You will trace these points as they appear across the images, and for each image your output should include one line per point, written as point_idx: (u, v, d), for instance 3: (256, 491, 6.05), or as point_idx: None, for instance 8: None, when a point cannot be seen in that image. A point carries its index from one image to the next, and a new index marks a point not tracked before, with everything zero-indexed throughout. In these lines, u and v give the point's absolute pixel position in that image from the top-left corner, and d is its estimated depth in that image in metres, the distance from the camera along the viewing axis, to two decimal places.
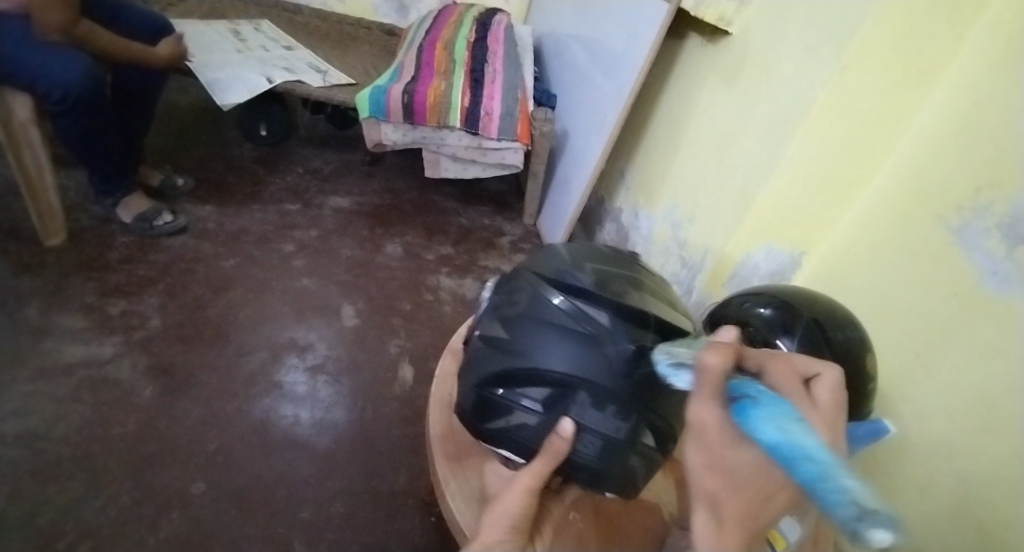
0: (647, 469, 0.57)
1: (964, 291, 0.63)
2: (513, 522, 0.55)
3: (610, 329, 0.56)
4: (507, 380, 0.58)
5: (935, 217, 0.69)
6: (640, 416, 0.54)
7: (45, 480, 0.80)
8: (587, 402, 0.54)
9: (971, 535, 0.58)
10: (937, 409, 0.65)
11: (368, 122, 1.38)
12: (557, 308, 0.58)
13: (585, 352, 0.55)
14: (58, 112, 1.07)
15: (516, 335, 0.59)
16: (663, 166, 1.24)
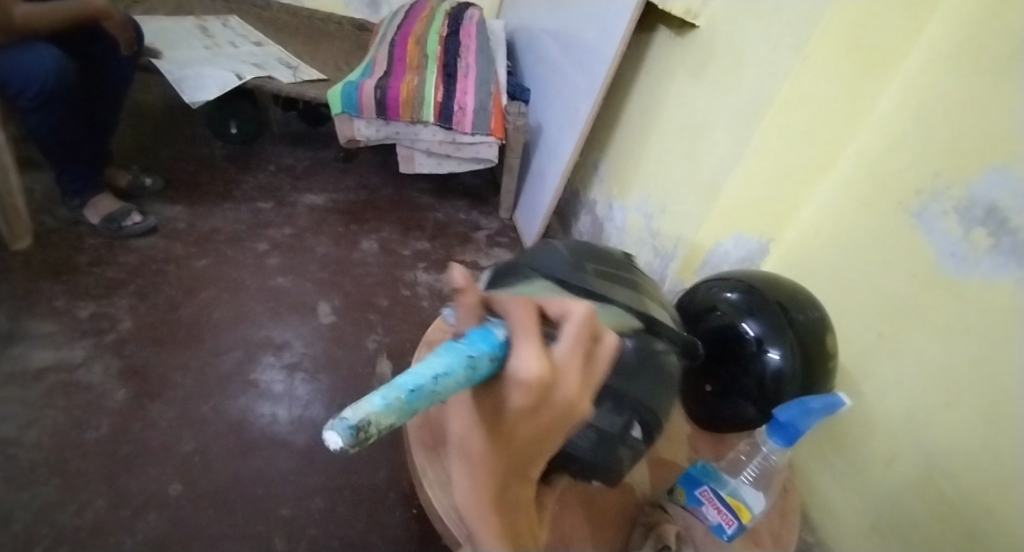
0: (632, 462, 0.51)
1: (922, 272, 0.67)
2: None
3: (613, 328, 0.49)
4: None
5: (896, 201, 0.72)
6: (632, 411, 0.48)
7: (16, 487, 0.79)
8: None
9: (933, 501, 0.62)
10: (900, 383, 0.68)
11: (341, 117, 1.37)
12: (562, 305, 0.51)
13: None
14: (30, 108, 1.05)
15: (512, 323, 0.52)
16: (635, 158, 1.27)
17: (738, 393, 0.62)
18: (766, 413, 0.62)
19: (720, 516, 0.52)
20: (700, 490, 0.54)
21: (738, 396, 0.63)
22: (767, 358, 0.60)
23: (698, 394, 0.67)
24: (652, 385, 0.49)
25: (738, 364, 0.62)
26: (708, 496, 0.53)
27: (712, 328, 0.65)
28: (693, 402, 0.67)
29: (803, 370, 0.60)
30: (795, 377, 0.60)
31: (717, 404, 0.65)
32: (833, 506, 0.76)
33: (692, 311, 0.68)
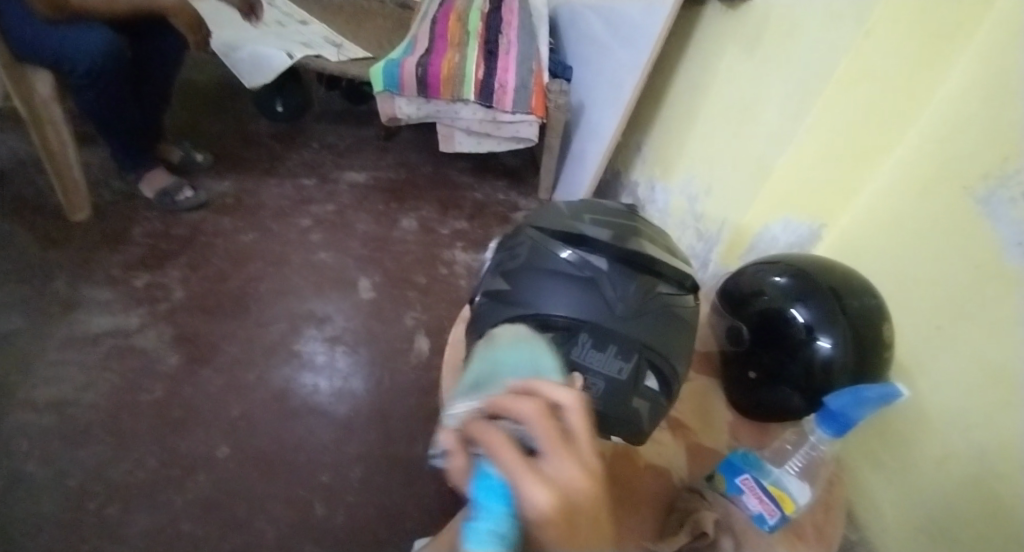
0: (652, 414, 0.54)
1: (986, 264, 0.61)
2: None
3: (609, 273, 0.54)
4: (511, 327, 0.54)
5: (962, 186, 0.66)
6: (642, 354, 0.51)
7: (75, 444, 0.86)
8: (590, 344, 0.51)
9: (984, 499, 0.58)
10: (958, 379, 0.63)
11: (383, 95, 1.37)
12: (566, 257, 0.56)
13: (592, 296, 0.53)
14: (83, 84, 1.09)
15: (526, 286, 0.55)
16: (681, 136, 1.21)
17: (784, 380, 0.59)
18: (814, 402, 0.58)
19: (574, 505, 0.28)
20: (741, 478, 0.50)
21: (784, 384, 0.59)
22: (817, 346, 0.56)
23: (742, 379, 0.64)
24: (663, 333, 0.53)
25: (785, 351, 0.59)
26: (749, 485, 0.49)
27: (759, 312, 0.62)
28: (738, 387, 0.65)
29: (856, 358, 0.55)
30: (846, 367, 0.55)
31: (763, 392, 0.62)
32: (880, 501, 0.74)
33: (737, 295, 0.65)
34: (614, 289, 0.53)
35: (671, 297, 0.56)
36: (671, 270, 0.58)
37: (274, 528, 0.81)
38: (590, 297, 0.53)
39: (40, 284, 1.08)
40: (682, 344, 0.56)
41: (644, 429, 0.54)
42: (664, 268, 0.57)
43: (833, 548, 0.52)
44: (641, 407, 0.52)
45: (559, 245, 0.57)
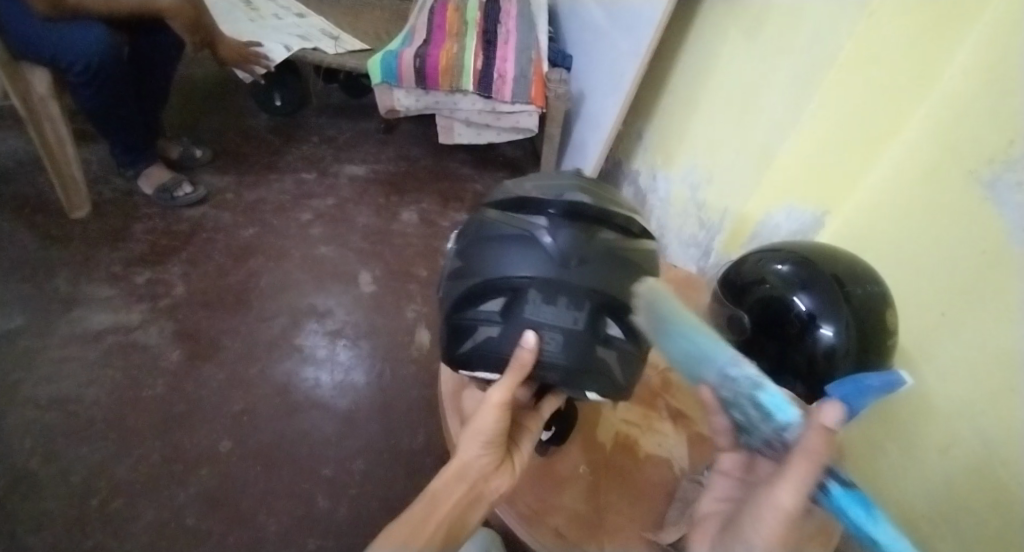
0: (628, 366, 0.48)
1: (992, 251, 0.59)
2: (488, 438, 0.43)
3: (551, 224, 0.49)
4: (463, 300, 0.50)
5: (966, 170, 0.63)
6: (595, 300, 0.45)
7: (80, 441, 0.88)
8: (539, 298, 0.45)
9: (987, 488, 0.58)
10: (960, 366, 0.63)
11: (381, 88, 1.36)
12: (502, 222, 0.51)
13: (533, 250, 0.47)
14: (80, 83, 1.09)
15: (471, 257, 0.50)
16: (682, 124, 1.20)
17: (786, 369, 0.59)
18: (816, 390, 0.58)
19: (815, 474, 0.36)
20: None
21: (786, 372, 0.59)
22: (818, 335, 0.56)
23: None
24: (621, 276, 0.47)
25: (787, 340, 0.58)
26: None
27: (759, 300, 0.61)
28: None
29: (858, 347, 0.55)
30: (849, 355, 0.55)
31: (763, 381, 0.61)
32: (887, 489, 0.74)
33: (738, 283, 0.64)
34: (554, 238, 0.47)
35: (620, 243, 0.50)
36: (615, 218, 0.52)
37: (277, 521, 0.83)
38: (531, 252, 0.47)
39: (42, 281, 1.09)
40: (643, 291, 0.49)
41: (621, 380, 0.48)
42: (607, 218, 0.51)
43: None
44: (608, 358, 0.46)
45: (498, 213, 0.53)
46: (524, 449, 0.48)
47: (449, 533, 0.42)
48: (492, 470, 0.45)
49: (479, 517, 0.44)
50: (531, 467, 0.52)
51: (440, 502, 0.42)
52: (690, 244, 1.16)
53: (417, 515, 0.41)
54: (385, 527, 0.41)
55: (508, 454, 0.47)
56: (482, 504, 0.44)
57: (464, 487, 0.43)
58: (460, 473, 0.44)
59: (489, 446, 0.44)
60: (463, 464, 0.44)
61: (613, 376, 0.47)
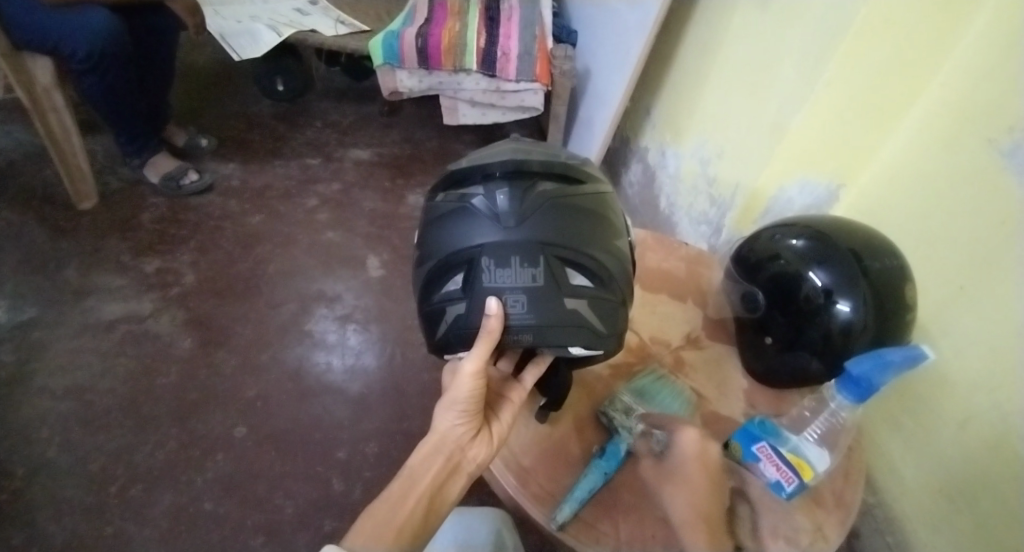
0: (600, 312, 0.46)
1: (1011, 222, 0.57)
2: (463, 409, 0.45)
3: (486, 188, 0.46)
4: (426, 287, 0.47)
5: (986, 140, 0.60)
6: (549, 253, 0.44)
7: (95, 429, 0.90)
8: (494, 264, 0.43)
9: (1004, 463, 0.57)
10: (979, 341, 0.61)
11: (383, 69, 1.34)
12: (440, 201, 0.48)
13: (473, 218, 0.44)
14: (82, 70, 1.08)
15: (423, 243, 0.48)
16: (691, 97, 1.16)
17: (803, 345, 0.58)
18: (833, 368, 0.56)
19: (778, 473, 0.47)
20: (758, 446, 0.49)
21: (802, 349, 0.58)
22: (835, 311, 0.54)
23: (757, 345, 0.62)
24: (566, 222, 0.45)
25: (802, 315, 0.57)
26: (766, 453, 0.48)
27: (772, 277, 0.60)
28: (749, 355, 0.63)
29: (877, 322, 0.53)
30: (867, 331, 0.53)
31: (778, 357, 0.60)
32: (905, 463, 0.74)
33: (752, 259, 0.63)
34: (492, 199, 0.45)
35: (559, 190, 0.46)
36: (550, 164, 0.48)
37: (293, 504, 0.85)
38: (473, 220, 0.44)
39: (53, 273, 1.10)
40: (601, 233, 0.47)
41: (600, 327, 0.46)
42: (539, 166, 0.48)
43: (853, 514, 0.50)
44: (580, 309, 0.45)
45: (436, 195, 0.50)
46: (502, 420, 0.49)
47: (431, 508, 0.42)
48: (469, 441, 0.46)
49: (458, 490, 0.45)
50: (544, 445, 0.52)
51: (417, 479, 0.43)
52: (701, 221, 1.14)
53: (398, 492, 0.41)
54: (363, 513, 0.40)
55: (485, 424, 0.48)
56: (459, 475, 0.45)
57: (441, 460, 0.44)
58: (437, 446, 0.45)
59: (465, 415, 0.45)
60: (441, 437, 0.46)
61: (590, 324, 0.45)
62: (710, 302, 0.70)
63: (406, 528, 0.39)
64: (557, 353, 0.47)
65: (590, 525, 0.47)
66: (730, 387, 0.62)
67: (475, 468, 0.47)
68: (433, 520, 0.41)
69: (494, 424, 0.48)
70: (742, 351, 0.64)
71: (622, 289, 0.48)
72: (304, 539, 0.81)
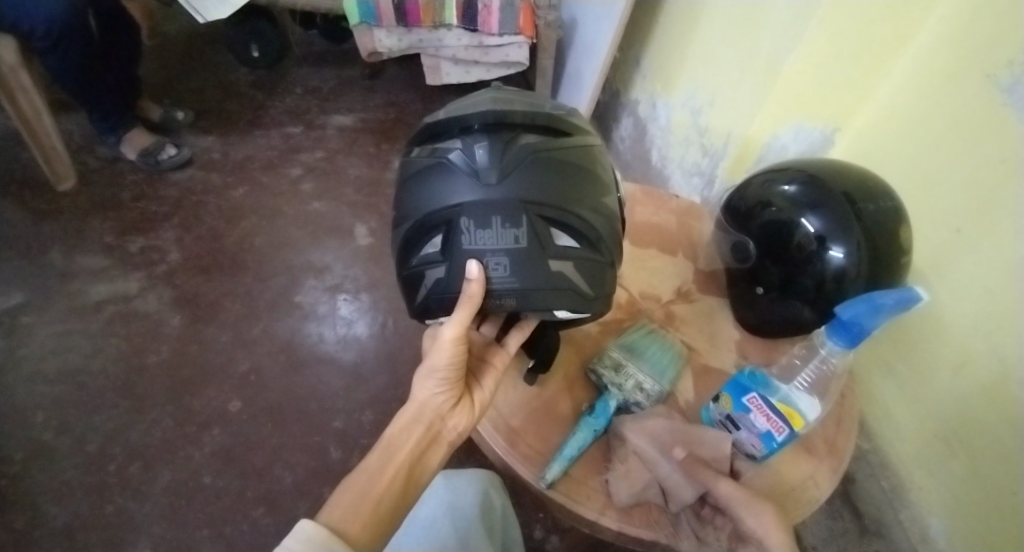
0: (587, 275, 0.43)
1: (1012, 159, 0.54)
2: (443, 376, 0.44)
3: (465, 141, 0.41)
4: (404, 249, 0.44)
5: (984, 75, 0.57)
6: (533, 212, 0.40)
7: (92, 410, 0.90)
8: (473, 225, 0.39)
9: (998, 406, 0.58)
10: (974, 282, 0.60)
11: (360, 28, 1.28)
12: (416, 154, 0.44)
13: (451, 175, 0.40)
14: (43, 49, 1.03)
15: (399, 201, 0.44)
16: (680, 43, 1.10)
17: (795, 294, 0.56)
18: (826, 315, 0.56)
19: (769, 423, 0.45)
20: (748, 398, 0.47)
21: (794, 297, 0.57)
22: (828, 257, 0.53)
23: (748, 296, 0.61)
24: (551, 179, 0.41)
25: (793, 263, 0.56)
26: (756, 404, 0.46)
27: (764, 225, 0.58)
28: (741, 306, 0.62)
29: (871, 267, 0.52)
30: (860, 277, 0.52)
31: (770, 306, 0.59)
32: (897, 408, 0.75)
33: (742, 208, 0.61)
34: (471, 153, 0.40)
35: (544, 142, 0.42)
36: (536, 114, 0.44)
37: (293, 473, 0.86)
38: (451, 177, 0.40)
39: (35, 257, 1.08)
40: (590, 190, 0.43)
41: (587, 290, 0.43)
42: (521, 114, 0.43)
43: (845, 460, 0.51)
44: (566, 272, 0.42)
45: (412, 148, 0.46)
46: (485, 387, 0.49)
47: (410, 477, 0.41)
48: (450, 409, 0.46)
49: (440, 457, 0.45)
50: (529, 404, 0.52)
51: (397, 447, 0.42)
52: (693, 173, 1.11)
53: (376, 463, 0.40)
54: (341, 483, 0.39)
55: (467, 392, 0.47)
56: (439, 443, 0.45)
57: (421, 428, 0.44)
58: (417, 415, 0.45)
59: (445, 383, 0.45)
60: (420, 405, 0.45)
61: (576, 287, 0.42)
62: (701, 254, 0.68)
63: (385, 499, 0.38)
64: (543, 316, 0.45)
65: (578, 482, 0.47)
66: (721, 340, 0.61)
67: (457, 436, 0.47)
68: (414, 487, 0.41)
69: (477, 392, 0.48)
70: (734, 302, 0.63)
71: (610, 251, 0.45)
72: (305, 507, 0.84)
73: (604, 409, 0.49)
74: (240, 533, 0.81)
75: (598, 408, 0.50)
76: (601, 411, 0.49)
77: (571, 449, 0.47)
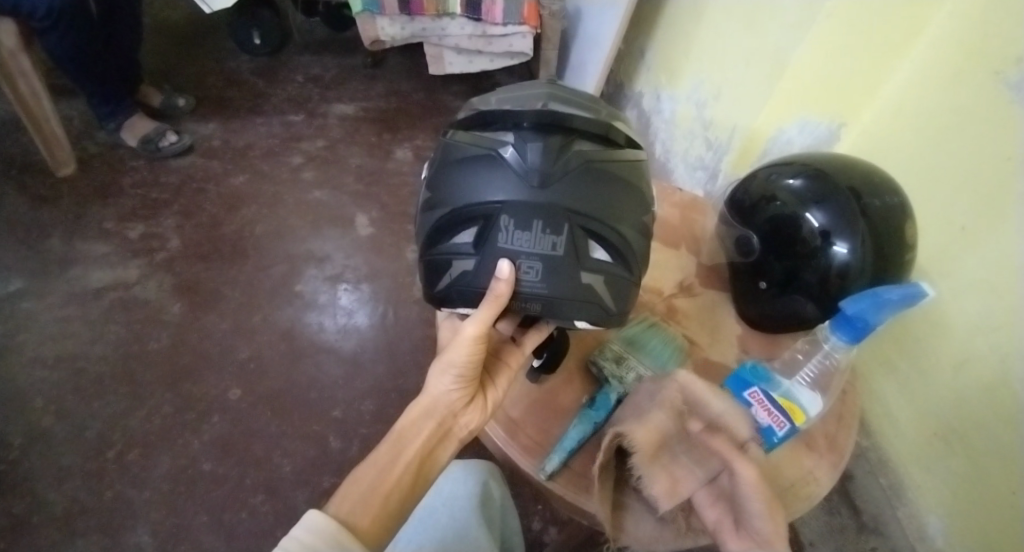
0: (618, 291, 0.42)
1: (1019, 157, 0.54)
2: (460, 373, 0.43)
3: (519, 136, 0.39)
4: (433, 236, 0.42)
5: (993, 72, 0.57)
6: (576, 222, 0.38)
7: (92, 397, 0.90)
8: (513, 225, 0.37)
9: (998, 406, 0.58)
10: (978, 281, 0.60)
11: (363, 16, 1.26)
12: (462, 140, 0.41)
13: (498, 170, 0.38)
14: (43, 29, 1.01)
15: (435, 185, 0.42)
16: (687, 35, 1.09)
17: (797, 289, 0.56)
18: (828, 310, 0.55)
19: (770, 418, 0.45)
20: (749, 392, 0.47)
21: (798, 293, 0.56)
22: (832, 253, 0.52)
23: (751, 291, 0.60)
24: (597, 190, 0.39)
25: (798, 259, 0.56)
26: (758, 398, 0.46)
27: (768, 220, 0.57)
28: (744, 300, 0.61)
29: (875, 263, 0.52)
30: (864, 273, 0.52)
31: (773, 301, 0.58)
32: (896, 404, 0.75)
33: (747, 202, 0.60)
34: (522, 150, 0.38)
35: (598, 151, 0.40)
36: (594, 122, 0.41)
37: (292, 462, 0.87)
38: (498, 171, 0.38)
39: (34, 242, 1.08)
40: (634, 208, 0.41)
41: (613, 306, 0.42)
42: (581, 120, 0.41)
43: (844, 457, 0.50)
44: (597, 285, 0.40)
45: (458, 131, 0.43)
46: (498, 386, 0.48)
47: (419, 472, 0.41)
48: (463, 407, 0.46)
49: (449, 454, 0.44)
50: (537, 401, 0.51)
51: (408, 441, 0.42)
52: (697, 167, 1.10)
53: (386, 456, 0.40)
54: (351, 474, 0.38)
55: (481, 391, 0.47)
56: (449, 440, 0.45)
57: (432, 424, 0.44)
58: (429, 410, 0.44)
59: (460, 381, 0.44)
60: (434, 400, 0.45)
61: (604, 302, 0.41)
62: (704, 248, 0.68)
63: (394, 494, 0.38)
64: (564, 324, 0.44)
65: (577, 475, 0.47)
66: (723, 335, 0.61)
67: (468, 434, 0.46)
68: (422, 483, 0.41)
69: (489, 386, 0.48)
70: (737, 296, 0.63)
71: (642, 270, 0.44)
72: (305, 495, 0.84)
73: (603, 401, 0.49)
74: (240, 520, 0.81)
75: (597, 401, 0.49)
76: (600, 403, 0.49)
77: (569, 442, 0.47)
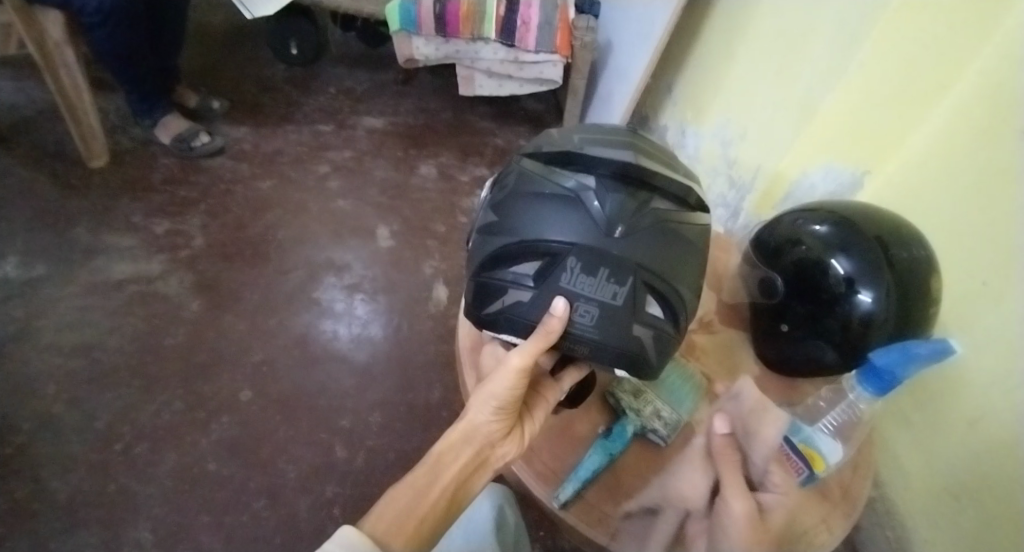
0: (662, 350, 0.42)
1: None
2: (500, 405, 0.42)
3: (602, 184, 0.40)
4: (492, 260, 0.43)
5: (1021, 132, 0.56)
6: (640, 277, 0.39)
7: (104, 387, 0.91)
8: (578, 267, 0.38)
9: (1014, 468, 0.56)
10: (999, 339, 0.59)
11: (399, 35, 1.30)
12: (543, 177, 0.43)
13: (576, 213, 0.39)
14: (92, 25, 1.04)
15: (504, 211, 0.43)
16: (716, 74, 1.10)
17: (819, 334, 0.56)
18: (849, 358, 0.55)
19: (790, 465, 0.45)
20: None
21: (819, 338, 0.56)
22: (856, 301, 0.52)
23: (771, 333, 0.60)
24: (661, 249, 0.40)
25: (821, 304, 0.55)
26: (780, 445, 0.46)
27: (793, 263, 0.57)
28: (763, 341, 0.61)
29: (898, 313, 0.52)
30: (887, 322, 0.52)
31: (792, 345, 0.58)
32: (909, 458, 0.73)
33: (772, 243, 0.61)
34: (602, 198, 0.39)
35: (672, 213, 0.41)
36: (675, 186, 0.43)
37: (296, 469, 0.86)
38: (576, 213, 0.39)
39: (62, 230, 1.10)
40: (693, 271, 0.43)
41: (653, 362, 0.42)
42: (663, 181, 0.43)
43: (859, 508, 0.50)
44: (644, 341, 0.40)
45: (538, 166, 0.44)
46: (535, 419, 0.47)
47: (455, 499, 0.39)
48: (499, 438, 0.45)
49: (483, 484, 0.43)
50: (566, 438, 0.51)
51: (445, 465, 0.41)
52: (718, 204, 1.11)
53: (423, 479, 0.38)
54: (386, 492, 0.37)
55: (519, 423, 0.46)
56: (484, 470, 0.43)
57: (470, 451, 0.43)
58: (468, 436, 0.43)
59: (500, 412, 0.43)
60: (472, 427, 0.43)
61: (647, 358, 0.41)
62: (726, 284, 0.68)
63: (429, 518, 0.36)
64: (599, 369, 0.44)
65: (591, 505, 0.47)
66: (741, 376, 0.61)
67: (503, 466, 0.45)
68: (457, 510, 0.39)
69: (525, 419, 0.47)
70: (756, 336, 0.62)
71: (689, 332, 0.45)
72: (306, 503, 0.83)
73: (620, 431, 0.49)
74: (239, 524, 0.80)
75: (615, 431, 0.50)
76: (617, 434, 0.49)
77: (586, 468, 0.47)
